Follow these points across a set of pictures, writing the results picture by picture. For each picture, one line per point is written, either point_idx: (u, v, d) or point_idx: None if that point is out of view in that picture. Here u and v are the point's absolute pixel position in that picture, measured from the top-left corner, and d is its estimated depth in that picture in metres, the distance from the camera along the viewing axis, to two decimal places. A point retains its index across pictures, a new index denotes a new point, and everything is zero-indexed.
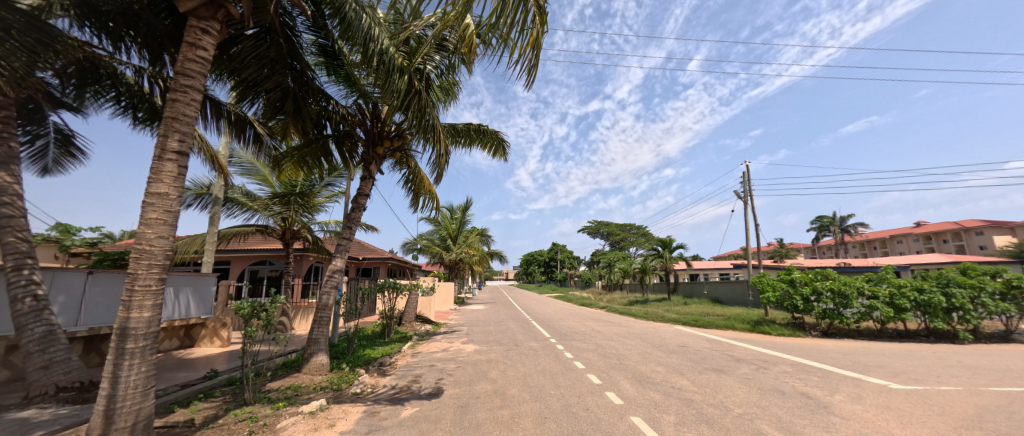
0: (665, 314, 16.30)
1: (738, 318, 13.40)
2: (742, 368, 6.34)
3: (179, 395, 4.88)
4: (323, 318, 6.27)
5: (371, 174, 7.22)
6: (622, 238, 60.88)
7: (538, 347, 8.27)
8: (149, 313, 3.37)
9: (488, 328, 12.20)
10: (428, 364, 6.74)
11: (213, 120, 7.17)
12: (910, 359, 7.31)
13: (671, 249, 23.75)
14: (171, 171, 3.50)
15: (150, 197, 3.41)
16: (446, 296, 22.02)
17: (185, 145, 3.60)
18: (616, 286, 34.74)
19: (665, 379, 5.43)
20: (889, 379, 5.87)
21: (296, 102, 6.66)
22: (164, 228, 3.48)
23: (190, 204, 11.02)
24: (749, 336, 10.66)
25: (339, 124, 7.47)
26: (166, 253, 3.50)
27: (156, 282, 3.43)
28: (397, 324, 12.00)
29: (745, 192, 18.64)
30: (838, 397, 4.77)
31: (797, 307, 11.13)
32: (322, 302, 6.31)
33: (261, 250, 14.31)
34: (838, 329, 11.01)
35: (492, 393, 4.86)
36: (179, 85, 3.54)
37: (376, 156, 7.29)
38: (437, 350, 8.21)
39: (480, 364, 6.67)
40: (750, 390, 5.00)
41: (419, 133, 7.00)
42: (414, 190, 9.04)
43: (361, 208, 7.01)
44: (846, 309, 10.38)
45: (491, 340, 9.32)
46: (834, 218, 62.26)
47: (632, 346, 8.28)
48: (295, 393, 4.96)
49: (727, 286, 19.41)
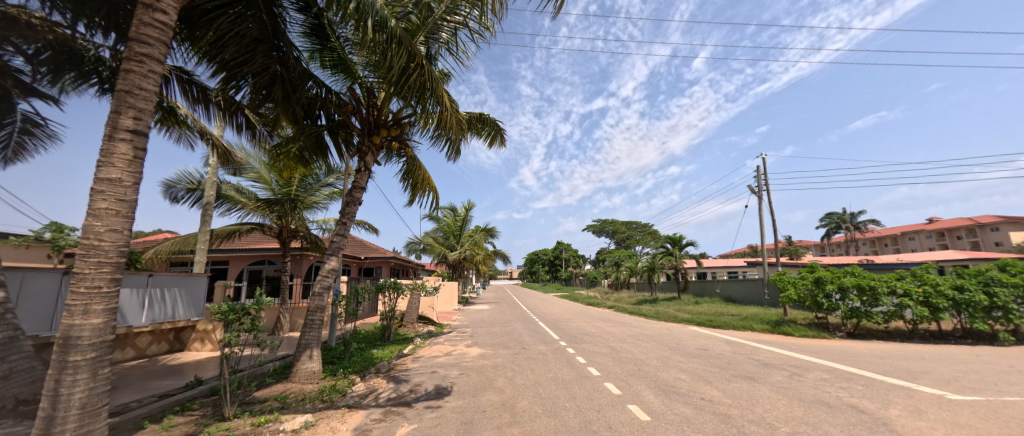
0: (678, 314, 15.65)
1: (755, 318, 12.73)
2: (774, 375, 5.76)
3: (153, 407, 4.43)
4: (315, 322, 5.77)
5: (367, 165, 6.68)
6: (627, 237, 60.26)
7: (547, 351, 7.71)
8: (98, 320, 2.88)
9: (492, 329, 11.66)
10: (430, 371, 6.20)
11: (198, 104, 6.90)
12: (956, 364, 6.67)
13: (681, 247, 22.99)
14: (124, 154, 2.99)
15: (99, 183, 2.91)
16: (450, 295, 21.78)
17: (142, 123, 3.09)
18: (623, 285, 34.02)
19: (693, 389, 4.87)
20: (942, 388, 5.26)
21: (285, 88, 6.19)
22: (116, 220, 2.98)
23: (185, 199, 10.64)
24: (770, 337, 10.00)
25: (333, 114, 7.03)
26: (120, 250, 3.00)
27: (107, 283, 2.95)
28: (399, 325, 11.49)
29: (760, 185, 17.81)
30: (895, 412, 4.19)
31: (821, 306, 10.41)
32: (314, 304, 5.84)
33: (257, 250, 13.84)
34: (866, 330, 10.34)
35: (500, 406, 4.33)
36: (133, 53, 3.04)
37: (373, 146, 6.74)
38: (439, 354, 7.68)
39: (485, 371, 6.14)
40: (792, 402, 4.44)
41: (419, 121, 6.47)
42: (413, 184, 8.57)
43: (356, 203, 6.51)
44: (876, 308, 9.71)
45: (498, 343, 8.80)
46: (845, 215, 61.07)
47: (648, 350, 7.69)
48: (281, 405, 4.43)
49: (741, 285, 18.73)
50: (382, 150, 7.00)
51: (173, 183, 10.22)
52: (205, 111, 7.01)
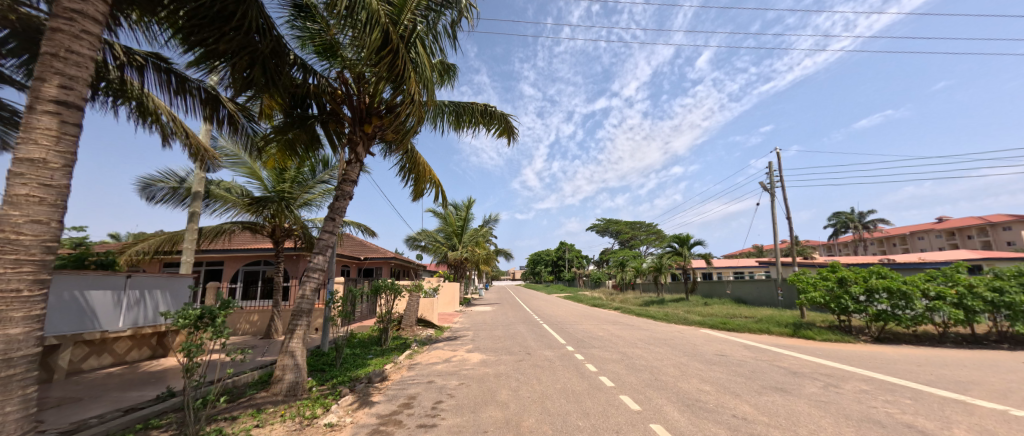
0: (688, 316, 15.02)
1: (771, 320, 12.12)
2: (808, 387, 5.19)
3: (113, 425, 3.92)
4: (299, 327, 5.25)
5: (357, 156, 6.17)
6: (631, 237, 59.63)
7: (554, 357, 7.16)
8: (14, 331, 2.35)
9: (494, 332, 11.11)
10: (426, 381, 5.66)
11: (177, 96, 6.40)
12: (1005, 372, 6.06)
13: (690, 247, 22.28)
14: (46, 129, 2.47)
15: (16, 164, 2.39)
16: (451, 296, 21.21)
17: (72, 93, 2.58)
18: (628, 286, 33.40)
19: (721, 404, 4.31)
20: (1001, 401, 4.67)
21: (267, 72, 5.77)
22: (40, 209, 2.46)
23: (172, 198, 10.21)
24: (790, 341, 9.40)
25: (324, 103, 6.58)
26: (44, 246, 2.48)
27: (26, 285, 2.41)
28: (397, 329, 10.98)
29: (773, 182, 17.15)
30: (961, 433, 3.61)
31: (845, 308, 9.78)
32: (298, 308, 5.33)
33: (251, 250, 13.35)
34: (892, 334, 9.71)
35: (503, 424, 3.80)
36: (61, 9, 2.58)
37: (365, 137, 6.24)
38: (437, 361, 7.14)
39: (487, 380, 5.61)
40: (838, 421, 3.87)
41: (412, 108, 5.91)
42: (413, 179, 8.16)
43: (347, 197, 5.99)
44: (905, 311, 9.07)
45: (500, 348, 8.26)
46: (852, 214, 60.19)
47: (663, 356, 7.12)
48: (256, 423, 3.93)
49: (752, 286, 18.08)
50: (375, 141, 6.48)
51: (160, 181, 9.82)
52: (185, 104, 6.51)
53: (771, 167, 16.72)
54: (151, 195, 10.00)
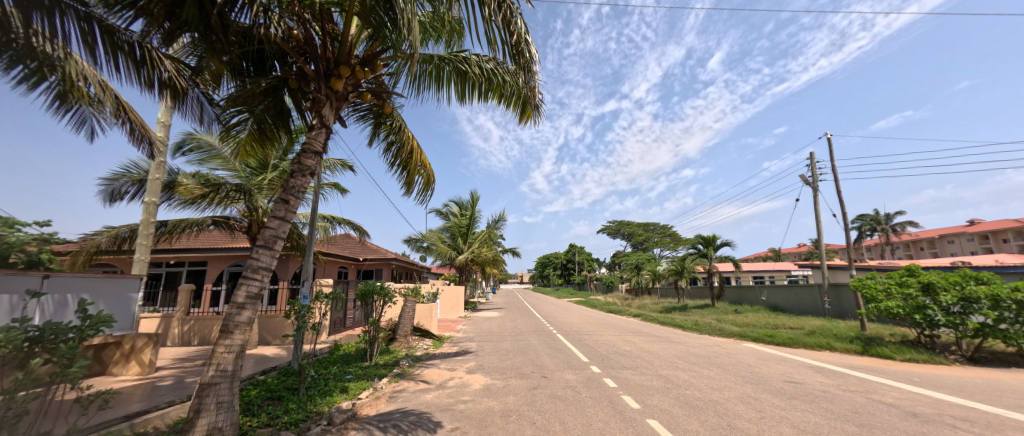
0: (722, 325, 13.22)
1: (825, 333, 10.34)
2: None
3: None
4: (228, 351, 3.77)
5: (324, 121, 4.67)
6: (645, 239, 57.29)
7: (577, 383, 5.62)
8: None
9: (501, 345, 9.58)
10: (407, 421, 4.17)
11: (108, 58, 4.63)
12: None
13: (715, 248, 20.38)
14: None
15: None
16: (455, 301, 19.72)
17: None
18: (644, 290, 31.51)
19: None
20: None
21: (203, 9, 4.24)
22: None
23: (122, 196, 8.61)
24: (862, 361, 7.69)
25: (289, 61, 5.29)
26: None
27: None
28: (389, 339, 9.54)
29: (815, 175, 15.26)
30: None
31: (931, 321, 7.99)
32: (228, 320, 3.79)
33: (233, 251, 12.08)
34: (991, 353, 7.88)
35: None
36: None
37: (333, 96, 4.76)
38: (429, 386, 5.67)
39: (491, 422, 4.11)
40: None
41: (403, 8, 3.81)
42: (403, 157, 6.85)
43: (304, 172, 4.45)
44: (1014, 326, 7.24)
45: (509, 368, 6.76)
46: (878, 216, 57.08)
47: (720, 384, 5.50)
48: None
49: (790, 291, 16.19)
50: (348, 102, 5.03)
51: (109, 177, 8.26)
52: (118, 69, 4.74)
53: (814, 158, 14.86)
54: (112, 191, 8.46)
